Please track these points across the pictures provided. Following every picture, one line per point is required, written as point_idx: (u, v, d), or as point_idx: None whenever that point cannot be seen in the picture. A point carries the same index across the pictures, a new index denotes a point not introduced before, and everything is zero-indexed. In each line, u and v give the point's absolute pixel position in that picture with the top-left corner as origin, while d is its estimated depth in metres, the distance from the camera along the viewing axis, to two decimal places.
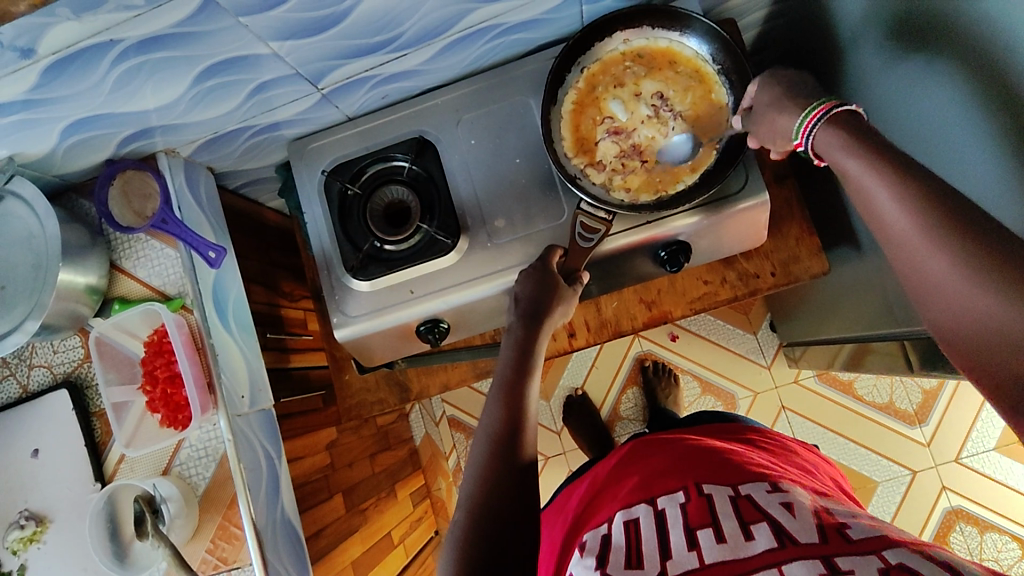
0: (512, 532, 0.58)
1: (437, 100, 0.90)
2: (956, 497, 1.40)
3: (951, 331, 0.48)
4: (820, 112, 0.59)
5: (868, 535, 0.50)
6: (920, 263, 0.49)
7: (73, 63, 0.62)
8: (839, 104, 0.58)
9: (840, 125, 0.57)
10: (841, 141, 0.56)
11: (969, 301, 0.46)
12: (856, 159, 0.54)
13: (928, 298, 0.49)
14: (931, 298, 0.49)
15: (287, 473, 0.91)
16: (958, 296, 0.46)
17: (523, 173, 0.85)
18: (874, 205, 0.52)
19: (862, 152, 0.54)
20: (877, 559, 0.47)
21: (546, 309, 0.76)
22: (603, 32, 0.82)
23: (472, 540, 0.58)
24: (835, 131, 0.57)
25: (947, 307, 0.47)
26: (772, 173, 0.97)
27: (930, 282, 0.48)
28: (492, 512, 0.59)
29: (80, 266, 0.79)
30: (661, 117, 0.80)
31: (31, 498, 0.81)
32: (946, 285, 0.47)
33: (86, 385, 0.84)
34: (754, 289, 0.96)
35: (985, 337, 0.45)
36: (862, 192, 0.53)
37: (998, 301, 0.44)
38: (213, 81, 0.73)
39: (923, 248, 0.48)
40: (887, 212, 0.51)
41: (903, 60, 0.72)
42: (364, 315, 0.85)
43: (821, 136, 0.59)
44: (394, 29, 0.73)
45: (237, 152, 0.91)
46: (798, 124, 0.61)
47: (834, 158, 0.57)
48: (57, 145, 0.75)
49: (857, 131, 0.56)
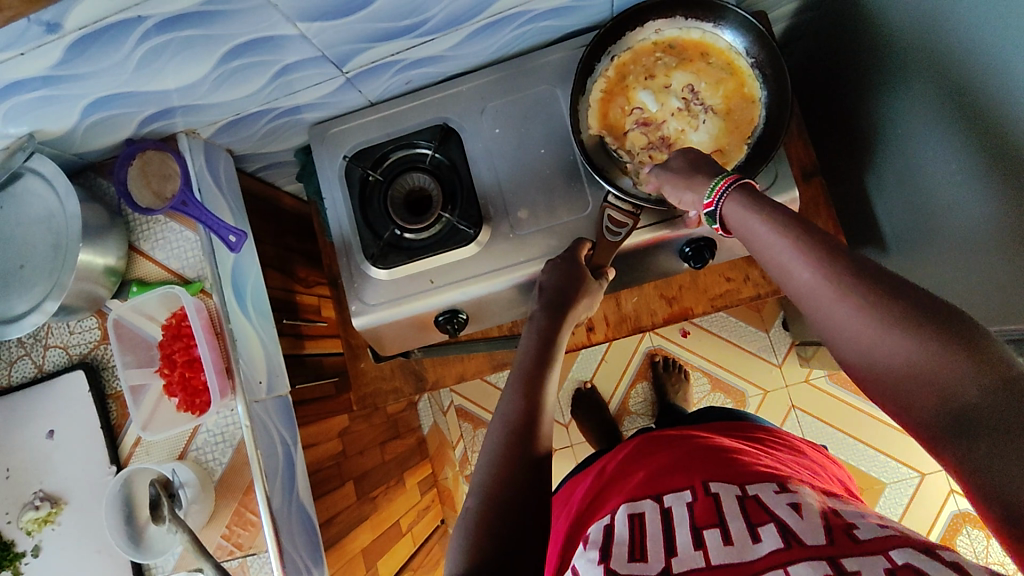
0: (524, 525, 0.57)
1: (461, 88, 0.88)
2: (964, 500, 1.39)
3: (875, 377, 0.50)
4: (726, 183, 0.63)
5: (876, 536, 0.49)
6: (840, 316, 0.51)
7: (99, 40, 0.61)
8: (743, 178, 0.63)
9: (747, 197, 0.61)
10: (752, 212, 0.60)
11: (887, 352, 0.48)
12: (764, 228, 0.58)
13: (849, 351, 0.52)
14: (851, 350, 0.51)
15: (302, 460, 0.91)
16: (878, 345, 0.49)
17: (548, 164, 0.84)
18: (791, 275, 0.55)
19: (774, 220, 0.57)
20: (884, 559, 0.46)
21: (571, 302, 0.75)
22: (635, 21, 0.80)
23: (483, 532, 0.56)
24: (745, 201, 0.61)
25: (869, 357, 0.50)
26: (799, 170, 0.95)
27: (852, 335, 0.51)
28: (507, 501, 0.58)
29: (99, 247, 0.78)
30: (692, 110, 0.79)
31: (46, 478, 0.81)
32: (865, 334, 0.50)
33: (103, 366, 0.83)
34: (777, 288, 0.94)
35: (906, 380, 0.48)
36: (776, 263, 0.57)
37: (912, 345, 0.47)
38: (237, 62, 0.71)
39: (841, 306, 0.51)
40: (807, 279, 0.54)
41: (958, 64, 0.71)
42: (382, 303, 0.84)
43: (731, 207, 0.62)
44: (423, 13, 0.72)
45: (257, 135, 0.90)
46: (709, 187, 0.64)
47: (746, 228, 0.60)
48: (78, 122, 0.74)
49: (763, 203, 0.59)
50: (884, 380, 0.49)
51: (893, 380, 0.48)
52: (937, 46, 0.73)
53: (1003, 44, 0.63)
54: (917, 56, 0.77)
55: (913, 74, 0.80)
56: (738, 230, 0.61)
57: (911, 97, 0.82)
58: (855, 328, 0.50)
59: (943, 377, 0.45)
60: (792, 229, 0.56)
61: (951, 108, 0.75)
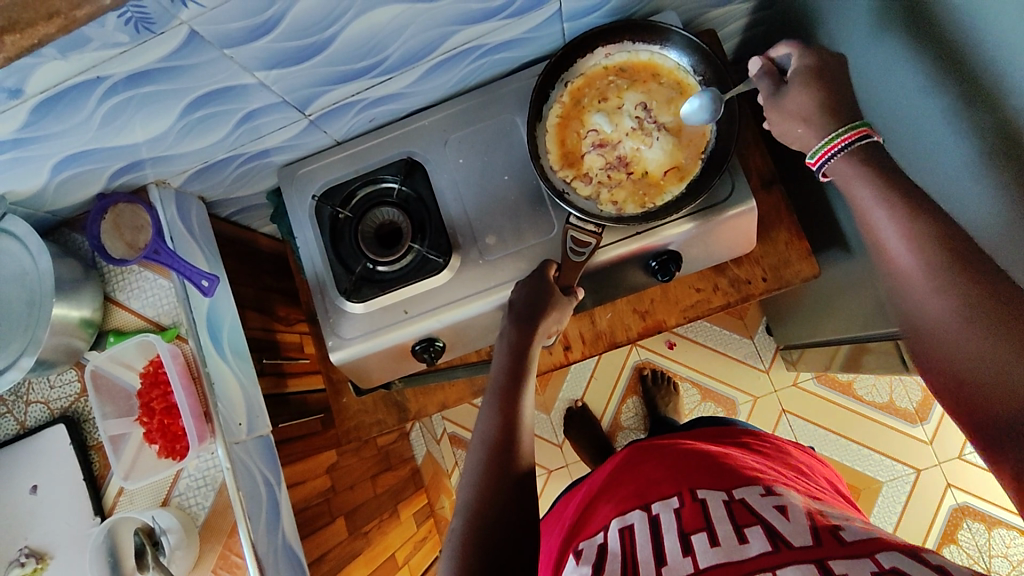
0: (505, 556, 0.57)
1: (424, 122, 0.91)
2: (961, 493, 1.39)
3: (951, 368, 0.50)
4: (855, 135, 0.59)
5: (861, 539, 0.50)
6: (926, 301, 0.51)
7: (62, 101, 0.63)
8: (863, 133, 0.59)
9: (865, 160, 0.58)
10: (862, 176, 0.57)
11: (966, 347, 0.48)
12: (870, 194, 0.56)
13: (926, 334, 0.52)
14: (930, 340, 0.51)
15: (287, 498, 0.92)
16: (958, 333, 0.49)
17: (512, 190, 0.86)
18: (887, 252, 0.55)
19: (881, 188, 0.56)
20: (871, 562, 0.47)
21: (541, 315, 0.76)
22: (586, 48, 0.83)
23: (473, 545, 0.57)
24: (856, 164, 0.58)
25: (945, 349, 0.50)
26: (759, 179, 0.97)
27: (929, 318, 0.51)
28: (490, 529, 0.58)
29: (73, 300, 0.80)
30: (645, 129, 0.81)
31: (31, 534, 0.81)
32: (947, 325, 0.49)
33: (84, 419, 0.84)
34: (746, 295, 0.96)
35: (975, 375, 0.48)
36: (877, 234, 0.56)
37: (990, 343, 0.47)
38: (201, 112, 0.73)
39: (931, 294, 0.51)
40: (900, 255, 0.53)
41: (904, 78, 0.70)
42: (360, 336, 0.85)
43: (843, 166, 0.59)
44: (380, 53, 0.74)
45: (228, 180, 0.92)
46: (816, 146, 0.61)
47: (851, 191, 0.58)
48: (49, 180, 0.76)
49: (878, 169, 0.57)
50: (948, 372, 0.50)
51: (957, 371, 0.49)
52: (891, 48, 0.70)
53: (933, 48, 0.63)
54: (868, 62, 0.75)
55: (871, 86, 0.77)
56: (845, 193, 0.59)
57: (874, 106, 0.78)
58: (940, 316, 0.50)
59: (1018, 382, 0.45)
60: (900, 199, 0.54)
61: (901, 115, 0.72)
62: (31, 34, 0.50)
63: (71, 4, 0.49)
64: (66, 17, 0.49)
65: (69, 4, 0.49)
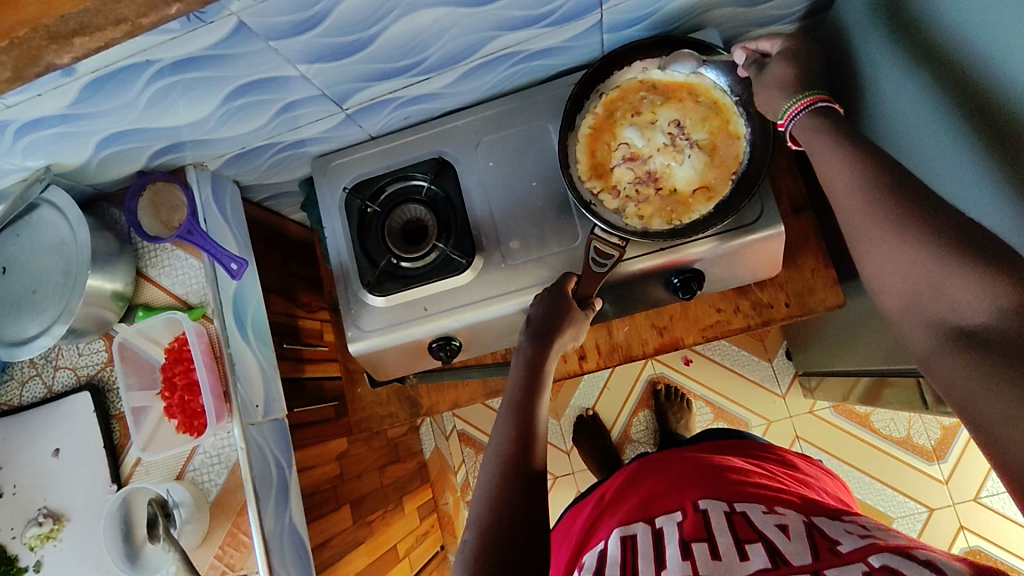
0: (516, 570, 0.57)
1: (458, 123, 0.92)
2: (973, 537, 1.36)
3: (899, 292, 0.50)
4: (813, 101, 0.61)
5: (857, 547, 0.50)
6: (867, 232, 0.52)
7: (111, 81, 0.65)
8: (823, 99, 0.61)
9: (821, 117, 0.60)
10: (819, 129, 0.59)
11: (904, 267, 0.49)
12: (823, 142, 0.58)
13: (871, 261, 0.52)
14: (879, 275, 0.51)
15: (297, 482, 0.93)
16: (897, 256, 0.49)
17: (539, 196, 0.87)
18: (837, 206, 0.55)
19: (831, 141, 0.57)
20: (863, 564, 0.47)
21: (557, 330, 0.76)
22: (624, 60, 0.84)
23: (485, 556, 0.57)
24: (813, 122, 0.60)
25: (889, 274, 0.50)
26: (789, 204, 0.97)
27: (872, 249, 0.51)
28: (502, 542, 0.58)
29: (108, 273, 0.83)
30: (677, 146, 0.81)
31: (50, 495, 0.84)
32: (888, 252, 0.50)
33: (108, 387, 0.87)
34: (767, 319, 0.95)
35: (920, 293, 0.48)
36: (825, 172, 0.57)
37: (929, 255, 0.47)
38: (242, 100, 0.75)
39: (873, 222, 0.51)
40: (852, 205, 0.54)
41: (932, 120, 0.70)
42: (377, 329, 0.86)
43: (804, 125, 0.61)
44: (418, 54, 0.75)
45: (263, 167, 0.94)
46: (785, 106, 0.63)
47: (810, 139, 0.60)
48: (93, 155, 0.79)
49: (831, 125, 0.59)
50: (899, 300, 0.50)
51: (906, 294, 0.49)
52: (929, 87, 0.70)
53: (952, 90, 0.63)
54: (899, 96, 0.74)
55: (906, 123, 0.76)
56: (806, 146, 0.61)
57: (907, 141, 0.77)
58: (881, 246, 0.50)
59: (954, 292, 0.46)
60: (848, 153, 0.55)
61: (927, 153, 0.71)
62: (99, 36, 0.52)
63: (138, 13, 0.50)
64: (132, 24, 0.51)
65: (136, 12, 0.50)
